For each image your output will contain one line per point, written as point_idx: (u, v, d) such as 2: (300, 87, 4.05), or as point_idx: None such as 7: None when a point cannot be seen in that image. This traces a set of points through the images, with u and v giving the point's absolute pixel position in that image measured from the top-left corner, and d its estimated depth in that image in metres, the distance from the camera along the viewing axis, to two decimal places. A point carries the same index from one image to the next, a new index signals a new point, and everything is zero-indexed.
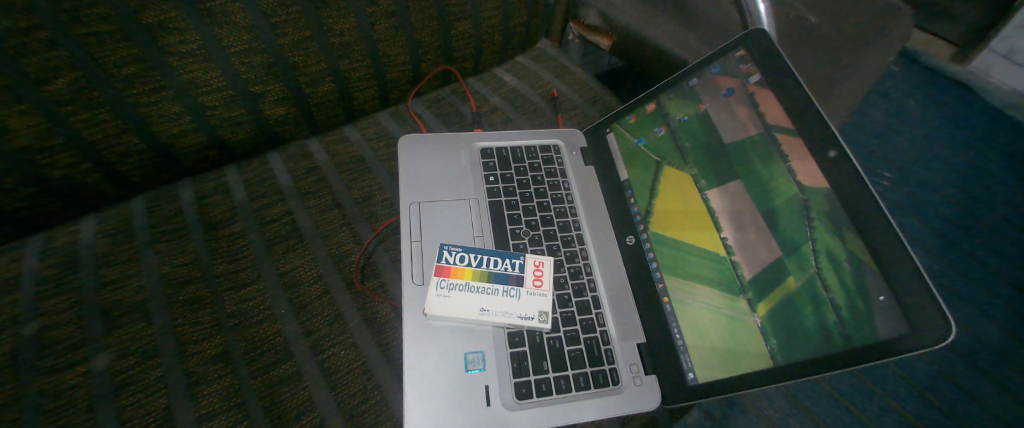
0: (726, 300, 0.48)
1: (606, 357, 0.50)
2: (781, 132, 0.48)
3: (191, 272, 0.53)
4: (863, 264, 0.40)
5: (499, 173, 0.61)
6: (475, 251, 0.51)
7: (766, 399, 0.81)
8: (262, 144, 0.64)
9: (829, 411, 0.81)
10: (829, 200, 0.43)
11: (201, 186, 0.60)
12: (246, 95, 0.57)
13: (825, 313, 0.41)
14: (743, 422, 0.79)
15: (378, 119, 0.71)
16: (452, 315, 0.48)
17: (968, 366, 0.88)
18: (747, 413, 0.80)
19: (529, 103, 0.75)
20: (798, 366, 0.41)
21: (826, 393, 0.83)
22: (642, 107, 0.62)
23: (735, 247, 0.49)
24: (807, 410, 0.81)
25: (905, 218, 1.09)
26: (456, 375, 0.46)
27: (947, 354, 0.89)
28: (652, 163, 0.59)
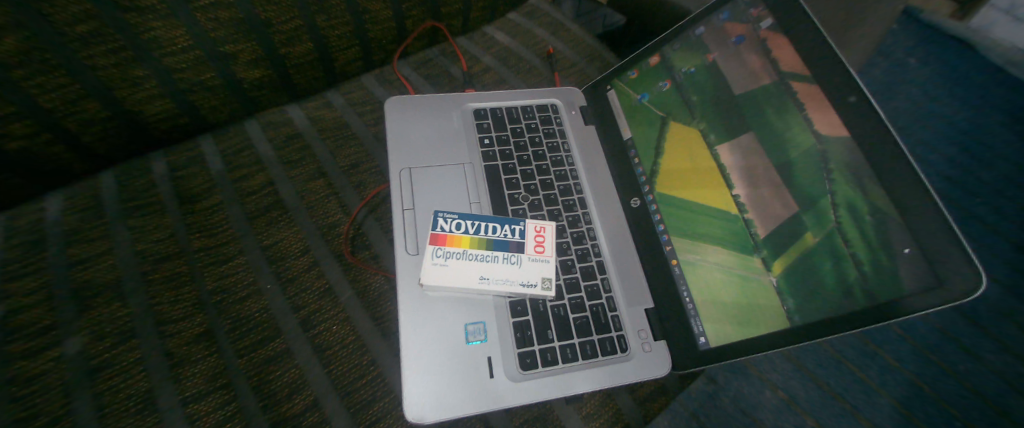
0: (738, 260, 0.45)
1: (613, 324, 0.48)
2: (797, 80, 0.45)
3: (169, 248, 0.50)
4: (886, 216, 0.37)
5: (494, 136, 0.57)
6: (472, 217, 0.48)
7: (770, 363, 0.79)
8: (238, 111, 0.59)
9: (833, 374, 0.79)
10: (849, 149, 0.40)
11: (174, 158, 0.56)
12: (217, 56, 0.52)
13: (845, 269, 0.39)
14: (750, 389, 0.76)
15: (361, 82, 0.66)
16: (450, 285, 0.45)
17: (969, 325, 0.87)
18: (752, 379, 0.77)
19: (523, 62, 0.71)
20: (816, 325, 0.39)
21: (830, 357, 0.81)
22: (645, 61, 0.58)
23: (747, 204, 0.46)
24: (811, 373, 0.79)
25: None
26: (456, 347, 0.44)
27: (948, 313, 0.88)
28: (657, 120, 0.55)
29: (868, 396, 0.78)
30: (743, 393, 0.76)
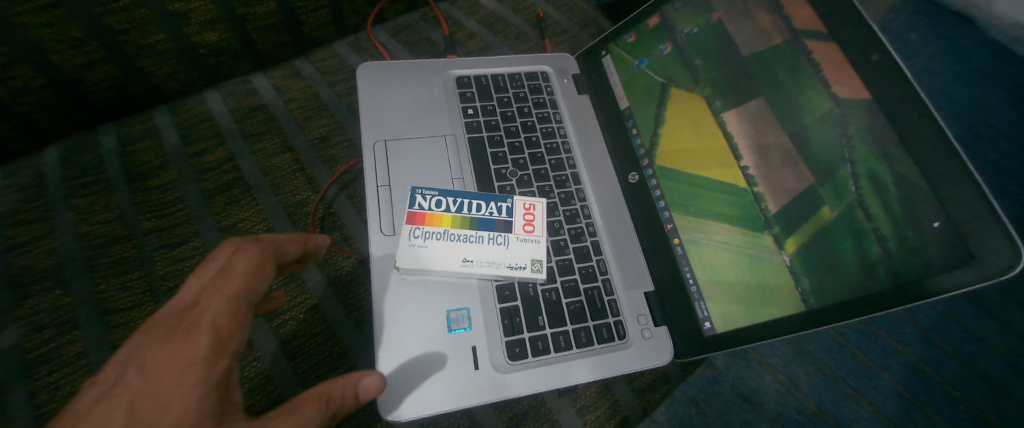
0: (747, 237, 0.42)
1: (610, 309, 0.44)
2: (812, 38, 0.40)
3: (117, 230, 0.45)
4: (911, 186, 0.33)
5: (479, 105, 0.52)
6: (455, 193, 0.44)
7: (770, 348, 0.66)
8: (197, 80, 0.53)
9: (887, 359, 0.63)
10: (869, 112, 0.36)
11: (126, 132, 0.51)
12: (166, 15, 0.46)
13: (866, 246, 0.35)
14: (771, 379, 0.63)
15: (333, 49, 0.60)
16: (430, 268, 0.40)
17: None
18: (781, 367, 0.63)
19: (512, 28, 0.65)
20: (832, 308, 0.36)
21: (881, 338, 0.64)
22: (643, 22, 0.53)
23: (757, 176, 0.42)
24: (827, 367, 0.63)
25: None
26: (437, 336, 0.40)
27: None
28: (657, 87, 0.51)
29: (943, 400, 0.60)
30: (766, 385, 0.62)
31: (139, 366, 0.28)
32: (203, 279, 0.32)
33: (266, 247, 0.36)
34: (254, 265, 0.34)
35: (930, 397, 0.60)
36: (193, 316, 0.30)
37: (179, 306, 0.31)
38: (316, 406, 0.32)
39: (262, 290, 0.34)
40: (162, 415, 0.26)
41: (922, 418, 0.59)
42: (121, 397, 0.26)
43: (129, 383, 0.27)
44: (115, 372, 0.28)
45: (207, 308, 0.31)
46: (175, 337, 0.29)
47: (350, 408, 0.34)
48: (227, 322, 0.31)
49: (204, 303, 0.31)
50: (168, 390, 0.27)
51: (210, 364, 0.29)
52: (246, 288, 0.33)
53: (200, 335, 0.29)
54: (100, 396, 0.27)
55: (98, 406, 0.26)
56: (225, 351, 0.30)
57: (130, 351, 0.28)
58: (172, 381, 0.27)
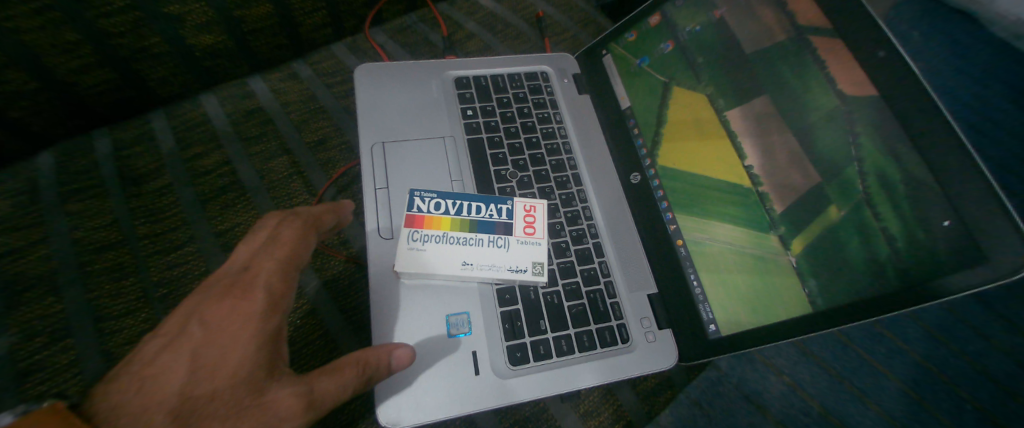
0: (752, 238, 0.41)
1: (612, 312, 0.43)
2: (816, 34, 0.39)
3: (112, 236, 0.44)
4: (921, 184, 0.32)
5: (478, 106, 0.51)
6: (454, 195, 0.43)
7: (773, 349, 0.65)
8: (193, 83, 0.53)
9: (893, 359, 0.62)
10: (875, 109, 0.35)
11: (122, 136, 0.50)
12: (161, 18, 0.46)
13: (875, 246, 0.34)
14: (775, 381, 0.62)
15: (331, 51, 0.60)
16: (430, 272, 0.40)
17: None
18: (786, 367, 0.62)
19: (511, 28, 0.65)
20: (840, 310, 0.35)
21: (886, 337, 0.63)
22: (644, 20, 0.52)
23: (762, 176, 0.41)
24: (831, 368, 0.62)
25: None
26: (436, 342, 0.39)
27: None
28: (659, 86, 0.50)
29: (949, 400, 0.59)
30: (771, 387, 0.61)
31: (201, 318, 0.32)
32: (253, 248, 0.36)
33: (304, 220, 0.39)
34: (297, 237, 0.37)
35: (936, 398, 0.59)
36: (247, 277, 0.34)
37: (232, 271, 0.35)
38: (357, 367, 0.33)
39: (303, 260, 0.37)
40: (227, 357, 0.30)
41: (929, 418, 0.58)
42: (188, 341, 0.31)
43: (194, 331, 0.31)
44: (182, 323, 0.32)
45: (258, 272, 0.34)
46: (231, 295, 0.33)
47: (386, 376, 0.35)
48: (277, 283, 0.34)
49: (255, 267, 0.35)
50: (227, 338, 0.31)
51: (264, 317, 0.32)
52: (291, 256, 0.36)
53: (255, 293, 0.33)
54: (170, 340, 0.31)
55: (170, 347, 0.30)
56: (275, 308, 0.33)
57: (194, 307, 0.32)
58: (231, 330, 0.31)
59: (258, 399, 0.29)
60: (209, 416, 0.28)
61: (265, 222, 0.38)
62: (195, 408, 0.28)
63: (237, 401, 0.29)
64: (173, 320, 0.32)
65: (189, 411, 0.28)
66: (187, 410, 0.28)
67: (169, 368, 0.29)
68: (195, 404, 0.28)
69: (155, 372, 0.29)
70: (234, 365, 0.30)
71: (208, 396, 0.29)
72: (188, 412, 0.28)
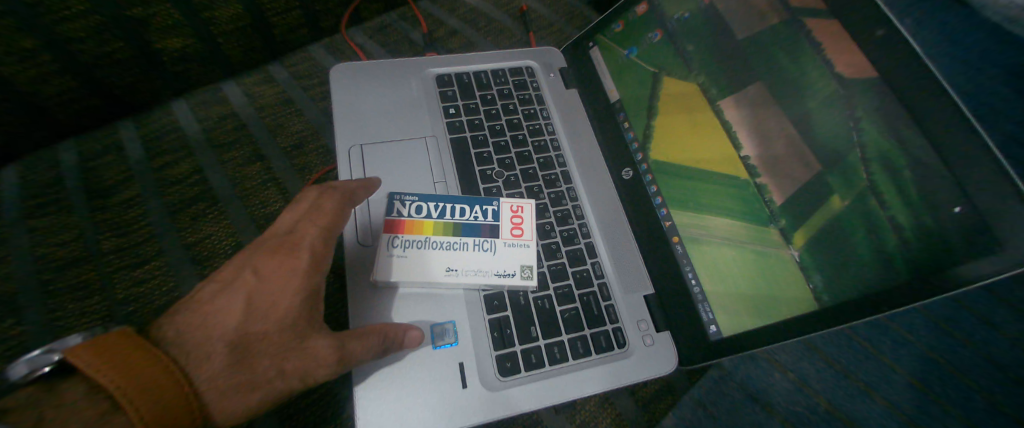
0: (751, 232, 0.39)
1: (607, 315, 0.41)
2: (810, 15, 0.37)
3: (77, 252, 0.42)
4: (928, 169, 0.30)
5: (460, 104, 0.49)
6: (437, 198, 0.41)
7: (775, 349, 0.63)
8: (163, 89, 0.51)
9: (900, 350, 0.59)
10: (876, 91, 0.33)
11: (88, 148, 0.47)
12: (123, 22, 0.43)
13: (883, 237, 0.32)
14: (780, 377, 0.59)
15: (308, 52, 0.57)
16: (411, 280, 0.38)
17: None
18: (790, 363, 0.59)
19: (494, 24, 0.63)
20: (848, 306, 0.33)
21: (890, 328, 0.61)
22: (631, 10, 0.50)
23: (759, 166, 0.39)
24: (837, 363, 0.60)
25: None
26: (420, 354, 0.37)
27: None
28: (648, 77, 0.48)
29: (957, 389, 0.57)
30: (776, 384, 0.58)
31: (253, 270, 0.35)
32: (297, 213, 0.38)
33: (341, 194, 0.39)
34: (338, 207, 0.39)
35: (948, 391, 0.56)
36: (292, 240, 0.37)
37: (278, 234, 0.37)
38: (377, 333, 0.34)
39: (341, 229, 0.38)
40: (275, 308, 0.33)
41: (939, 411, 0.56)
42: (241, 289, 0.34)
43: (247, 281, 0.34)
44: (236, 273, 0.35)
45: (303, 236, 0.37)
46: (279, 254, 0.36)
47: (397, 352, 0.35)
48: (318, 247, 0.37)
49: (298, 232, 0.37)
50: (277, 289, 0.34)
51: (307, 276, 0.35)
52: (331, 224, 0.38)
53: (299, 255, 0.36)
54: (226, 285, 0.34)
55: (227, 292, 0.33)
56: (316, 268, 0.36)
57: (245, 261, 0.35)
58: (279, 284, 0.34)
59: (300, 346, 0.32)
60: (258, 353, 0.31)
61: (309, 191, 0.40)
62: (246, 349, 0.31)
63: (282, 345, 0.32)
64: (228, 270, 0.35)
65: (244, 346, 0.31)
66: (243, 347, 0.31)
67: (227, 308, 0.33)
68: (249, 341, 0.32)
69: (215, 310, 0.32)
70: (280, 313, 0.33)
71: (258, 338, 0.32)
72: (243, 346, 0.31)
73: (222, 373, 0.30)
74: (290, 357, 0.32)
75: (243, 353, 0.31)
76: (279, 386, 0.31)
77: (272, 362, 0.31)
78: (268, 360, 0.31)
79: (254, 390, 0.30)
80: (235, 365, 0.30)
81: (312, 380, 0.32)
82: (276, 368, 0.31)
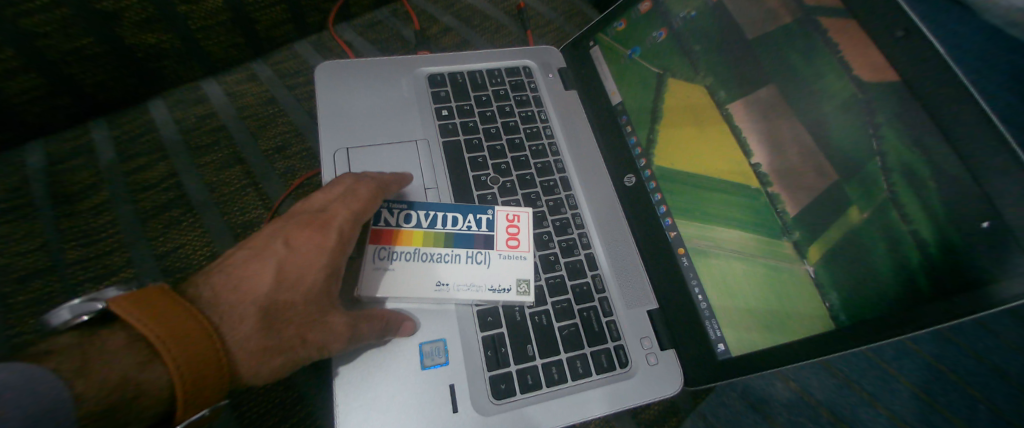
0: (762, 244, 0.36)
1: (609, 332, 0.39)
2: (826, 14, 0.35)
3: (40, 261, 0.39)
4: (955, 180, 0.28)
5: (454, 106, 0.46)
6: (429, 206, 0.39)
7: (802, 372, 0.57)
8: (138, 88, 0.48)
9: (903, 359, 0.57)
10: (898, 97, 0.30)
11: (57, 149, 0.45)
12: (93, 17, 0.40)
13: (903, 253, 0.30)
14: (781, 387, 0.56)
15: (294, 50, 0.55)
16: (400, 294, 0.36)
17: None
18: (793, 373, 0.56)
19: (490, 21, 0.60)
20: (866, 327, 0.30)
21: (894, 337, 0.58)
22: (634, 8, 0.47)
23: (771, 175, 0.37)
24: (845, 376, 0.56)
25: None
26: (408, 375, 0.34)
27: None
28: (652, 79, 0.46)
29: (961, 401, 0.55)
30: (778, 394, 0.55)
31: (284, 241, 0.32)
32: (331, 192, 0.36)
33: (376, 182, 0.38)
34: (373, 192, 0.37)
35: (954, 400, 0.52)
36: (324, 216, 0.34)
37: (311, 208, 0.35)
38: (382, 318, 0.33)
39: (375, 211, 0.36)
40: (303, 281, 0.31)
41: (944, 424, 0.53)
42: (271, 255, 0.31)
43: (277, 249, 0.32)
44: (267, 240, 0.33)
45: (336, 212, 0.34)
46: (311, 228, 0.33)
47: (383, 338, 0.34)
48: (349, 225, 0.34)
49: (331, 209, 0.35)
50: (305, 263, 0.31)
51: (335, 254, 0.33)
52: (365, 207, 0.35)
53: (330, 231, 0.33)
54: (257, 251, 0.32)
55: (256, 259, 0.31)
56: (345, 248, 0.33)
57: (277, 229, 0.34)
58: (309, 257, 0.32)
59: (325, 319, 0.31)
60: (286, 320, 0.30)
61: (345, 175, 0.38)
62: (273, 319, 0.29)
63: (308, 316, 0.31)
64: (260, 237, 0.33)
65: (273, 315, 0.29)
66: (271, 315, 0.29)
67: (256, 275, 0.30)
68: (277, 310, 0.30)
69: (245, 276, 0.30)
70: (310, 283, 0.31)
71: (287, 305, 0.30)
72: (271, 315, 0.29)
73: (250, 337, 0.28)
74: (314, 328, 0.31)
75: (271, 322, 0.29)
76: (303, 356, 0.30)
77: (298, 331, 0.30)
78: (294, 329, 0.30)
79: (279, 357, 0.29)
80: (263, 333, 0.29)
81: (329, 351, 0.31)
82: (301, 338, 0.30)
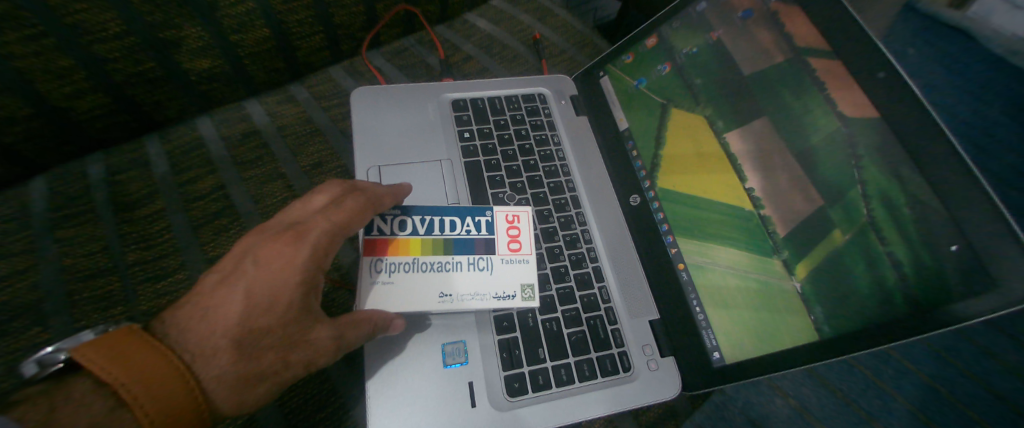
0: (755, 262, 0.40)
1: (613, 339, 0.42)
2: (815, 55, 0.39)
3: (101, 263, 0.43)
4: (928, 208, 0.31)
5: (475, 129, 0.51)
6: (423, 212, 0.42)
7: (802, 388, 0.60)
8: (188, 107, 0.53)
9: (902, 379, 0.59)
10: (879, 132, 0.34)
11: (115, 161, 0.50)
12: (156, 44, 0.45)
13: (882, 272, 0.33)
14: (781, 403, 0.59)
15: (329, 74, 0.60)
16: (403, 301, 0.38)
17: None
18: (791, 388, 0.59)
19: (508, 50, 0.65)
20: (849, 339, 0.33)
21: (893, 359, 0.61)
22: (641, 42, 0.52)
23: (763, 198, 0.40)
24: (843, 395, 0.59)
25: None
26: (432, 372, 0.38)
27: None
28: (657, 108, 0.50)
29: None
30: (777, 410, 0.58)
31: (254, 259, 0.33)
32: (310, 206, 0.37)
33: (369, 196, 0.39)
34: (356, 206, 0.37)
35: (947, 419, 0.55)
36: (295, 231, 0.34)
37: (285, 221, 0.35)
38: (362, 329, 0.35)
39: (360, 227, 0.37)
40: (276, 302, 0.32)
41: None
42: (239, 277, 0.32)
43: (245, 269, 0.32)
44: (237, 260, 0.33)
45: (311, 227, 0.35)
46: (281, 244, 0.33)
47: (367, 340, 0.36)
48: (324, 240, 0.35)
49: (304, 224, 0.35)
50: (277, 284, 0.32)
51: (309, 272, 0.33)
52: (348, 221, 0.36)
53: (302, 247, 0.33)
54: (227, 273, 0.32)
55: (226, 282, 0.32)
56: (320, 264, 0.34)
57: (247, 245, 0.34)
58: (281, 278, 0.32)
59: (302, 338, 0.33)
60: (263, 346, 0.31)
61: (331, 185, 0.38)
62: (249, 343, 0.31)
63: (283, 339, 0.32)
64: (230, 256, 0.33)
65: (248, 341, 0.31)
66: (247, 341, 0.31)
67: (226, 300, 0.31)
68: (253, 336, 0.31)
69: (215, 302, 0.31)
70: (284, 305, 0.32)
71: (262, 330, 0.31)
72: (247, 342, 0.31)
73: (228, 366, 0.30)
74: (294, 348, 0.32)
75: (247, 349, 0.31)
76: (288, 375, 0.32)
77: (274, 355, 0.32)
78: (274, 353, 0.32)
79: (262, 379, 0.31)
80: (240, 360, 0.30)
81: (315, 366, 0.33)
82: (282, 359, 0.32)
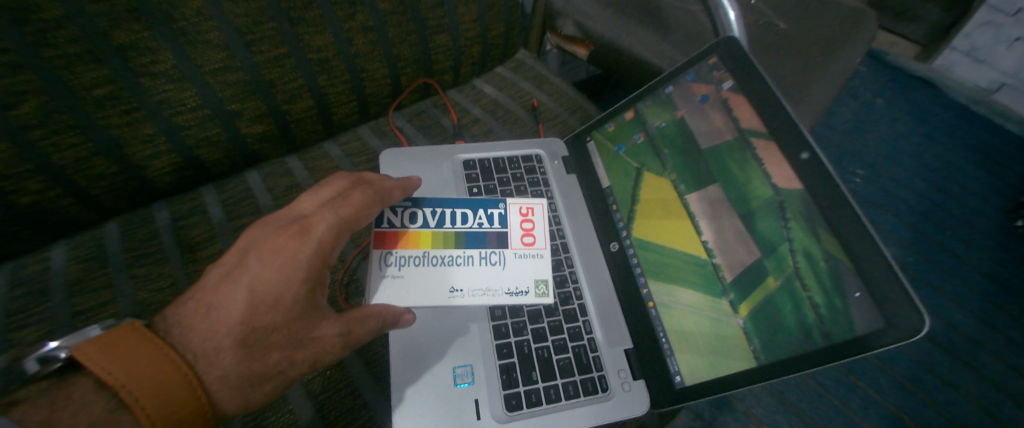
0: (709, 302, 0.49)
1: (594, 364, 0.51)
2: (754, 136, 0.49)
3: (169, 296, 0.53)
4: (839, 263, 0.40)
5: (482, 185, 0.61)
6: (433, 206, 0.52)
7: None
8: (240, 162, 0.63)
9: None
10: (803, 202, 0.44)
11: (178, 208, 0.59)
12: (223, 113, 0.56)
13: (804, 313, 0.42)
14: None
15: (358, 133, 0.70)
16: (416, 289, 0.47)
17: (928, 356, 0.94)
18: None
19: (510, 114, 0.76)
20: (782, 366, 0.42)
21: None
22: (621, 115, 0.63)
23: (715, 249, 0.50)
24: None
25: (891, 209, 1.15)
26: (444, 389, 0.47)
27: (903, 359, 0.93)
28: (633, 170, 0.60)
29: None
30: None
31: (257, 256, 0.40)
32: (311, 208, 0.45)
33: (377, 190, 0.48)
34: (353, 206, 0.46)
35: None
36: (295, 230, 0.42)
37: (286, 222, 0.43)
38: (358, 325, 0.42)
39: (369, 218, 0.46)
40: (280, 298, 0.39)
41: None
42: (245, 275, 0.39)
43: (250, 265, 0.40)
44: (239, 258, 0.40)
45: (311, 226, 0.43)
46: (284, 242, 0.41)
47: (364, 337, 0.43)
48: (323, 238, 0.43)
49: (305, 224, 0.43)
50: (280, 280, 0.39)
51: (309, 269, 0.41)
52: (348, 220, 0.45)
53: (303, 245, 0.41)
54: (232, 269, 0.40)
55: (232, 277, 0.39)
56: (321, 263, 0.42)
57: (251, 244, 0.41)
58: (285, 273, 0.40)
59: (303, 336, 0.40)
60: (268, 340, 0.38)
61: (337, 181, 0.47)
62: (254, 336, 0.38)
63: (287, 335, 0.39)
64: (234, 253, 0.41)
65: (253, 334, 0.38)
66: (251, 335, 0.38)
67: (230, 295, 0.38)
68: (258, 330, 0.38)
69: (220, 298, 0.38)
70: (288, 302, 0.39)
71: (267, 324, 0.38)
72: (251, 338, 0.38)
73: (232, 360, 0.37)
74: (296, 343, 0.40)
75: (251, 344, 0.38)
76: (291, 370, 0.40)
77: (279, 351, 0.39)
78: (278, 350, 0.39)
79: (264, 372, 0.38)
80: (245, 354, 0.37)
81: (317, 361, 0.41)
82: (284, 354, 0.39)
